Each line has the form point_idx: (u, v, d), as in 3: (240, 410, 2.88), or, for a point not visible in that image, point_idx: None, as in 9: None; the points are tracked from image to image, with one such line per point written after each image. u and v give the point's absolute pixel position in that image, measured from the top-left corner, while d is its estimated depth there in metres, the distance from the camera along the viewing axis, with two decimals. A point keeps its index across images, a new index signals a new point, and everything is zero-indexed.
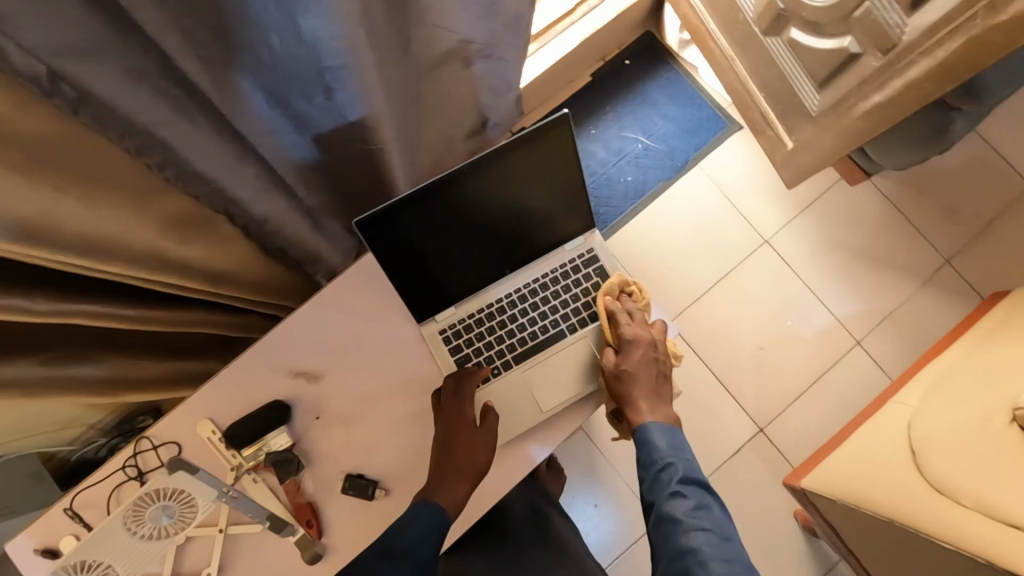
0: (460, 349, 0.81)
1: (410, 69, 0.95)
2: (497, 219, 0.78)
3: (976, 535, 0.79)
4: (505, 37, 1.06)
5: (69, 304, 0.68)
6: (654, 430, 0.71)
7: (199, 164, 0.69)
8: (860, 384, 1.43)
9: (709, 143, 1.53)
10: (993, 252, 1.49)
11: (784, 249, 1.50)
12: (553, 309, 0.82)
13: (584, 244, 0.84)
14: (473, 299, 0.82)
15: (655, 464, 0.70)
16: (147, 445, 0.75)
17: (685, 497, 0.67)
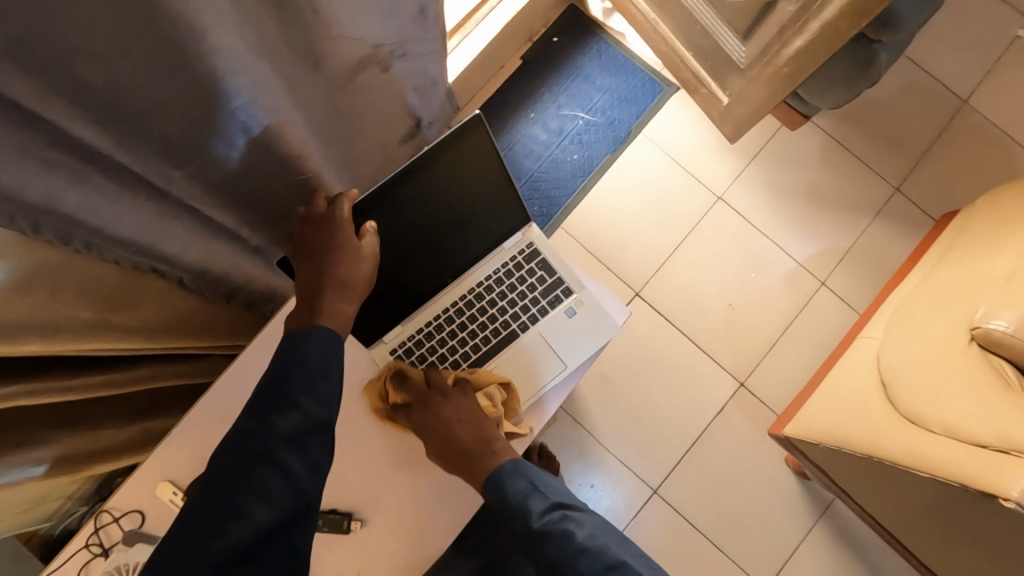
0: (415, 366, 0.82)
1: (325, 83, 0.92)
2: (429, 230, 0.80)
3: (940, 457, 0.79)
4: (418, 35, 1.04)
5: (11, 387, 0.66)
6: (508, 472, 0.71)
7: (111, 226, 0.66)
8: (831, 324, 1.45)
9: (648, 109, 1.52)
10: (938, 173, 1.52)
11: (738, 203, 1.51)
12: (502, 309, 0.84)
13: (522, 240, 0.84)
14: (419, 314, 0.83)
15: (520, 501, 0.70)
16: (108, 518, 0.73)
17: (564, 522, 0.69)
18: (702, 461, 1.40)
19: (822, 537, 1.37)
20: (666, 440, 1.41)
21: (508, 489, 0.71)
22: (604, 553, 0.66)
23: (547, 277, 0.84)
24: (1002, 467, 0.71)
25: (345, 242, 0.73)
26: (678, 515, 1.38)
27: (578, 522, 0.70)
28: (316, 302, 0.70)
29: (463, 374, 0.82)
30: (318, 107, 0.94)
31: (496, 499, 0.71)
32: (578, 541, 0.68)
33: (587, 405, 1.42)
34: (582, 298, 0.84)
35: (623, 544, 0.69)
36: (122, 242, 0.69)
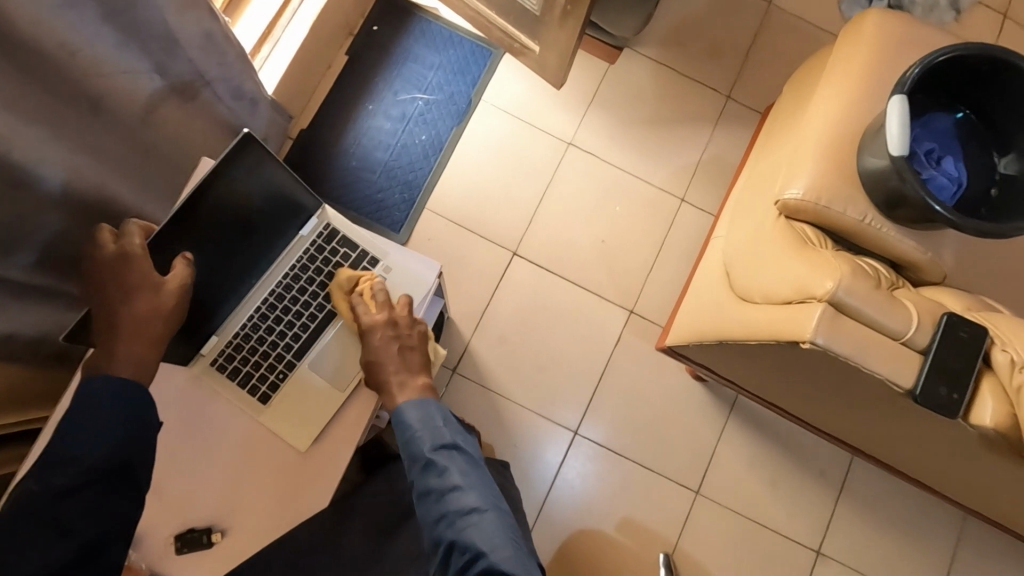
0: (239, 370, 0.82)
1: (128, 129, 0.90)
2: (226, 247, 0.80)
3: (761, 321, 0.85)
4: (217, 61, 1.01)
5: None
6: (409, 410, 0.75)
7: None
8: (698, 235, 1.53)
9: (482, 76, 1.56)
10: (761, 73, 1.62)
11: (588, 144, 1.56)
12: (314, 294, 0.87)
13: (318, 224, 0.88)
14: (231, 321, 0.84)
15: (405, 437, 0.75)
16: None
17: (439, 464, 0.72)
18: (612, 393, 1.47)
19: (735, 430, 1.47)
20: (574, 382, 1.46)
21: (406, 423, 0.75)
22: (459, 499, 0.69)
23: (351, 252, 0.88)
24: (796, 314, 0.77)
25: (145, 279, 0.71)
26: (602, 448, 1.45)
27: (453, 467, 0.72)
28: (111, 350, 0.69)
29: (290, 365, 0.84)
30: (121, 154, 0.90)
31: (398, 429, 0.76)
32: (440, 489, 0.70)
33: (492, 370, 1.46)
34: (389, 264, 0.88)
35: (483, 503, 0.69)
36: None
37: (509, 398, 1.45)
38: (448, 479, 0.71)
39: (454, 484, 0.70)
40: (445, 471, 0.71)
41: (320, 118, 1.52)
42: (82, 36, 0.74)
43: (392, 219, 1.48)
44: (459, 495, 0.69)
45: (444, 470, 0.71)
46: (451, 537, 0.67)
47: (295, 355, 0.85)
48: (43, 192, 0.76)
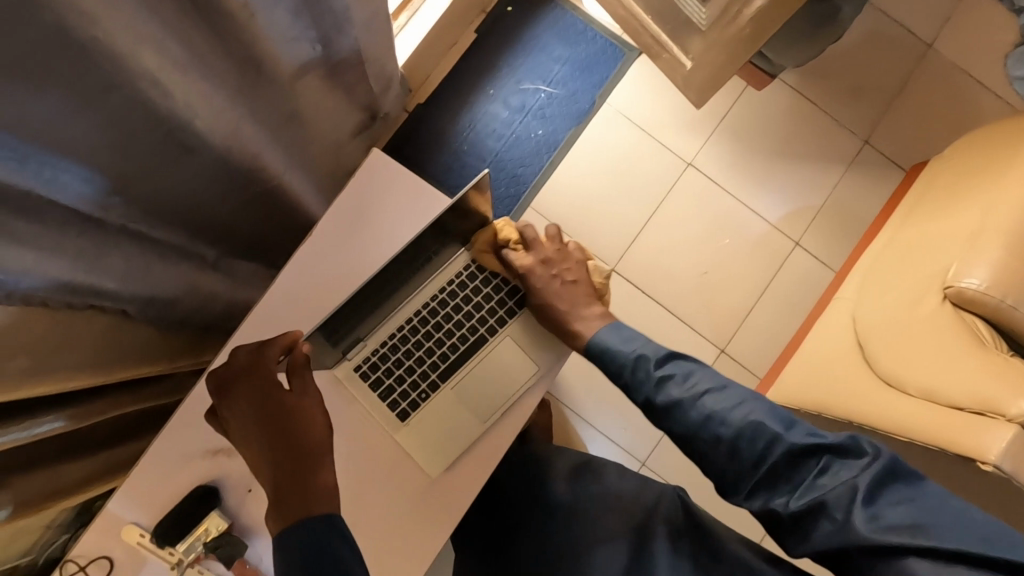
0: (381, 382, 0.77)
1: (277, 92, 0.83)
2: (397, 285, 0.76)
3: (918, 419, 0.80)
4: (370, 36, 0.96)
5: None
6: (603, 334, 0.77)
7: (44, 266, 0.60)
8: (804, 283, 1.45)
9: (611, 77, 1.47)
10: (905, 122, 1.50)
11: (708, 167, 1.48)
12: (468, 313, 0.79)
13: (485, 239, 0.80)
14: (380, 328, 0.78)
15: (628, 362, 0.75)
16: (73, 568, 0.63)
17: (674, 374, 0.73)
18: None
19: None
20: None
21: (611, 351, 0.76)
22: (713, 401, 0.70)
23: (513, 276, 0.80)
24: (976, 428, 0.73)
25: (277, 392, 0.63)
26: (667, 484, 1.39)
27: (684, 378, 0.73)
28: (290, 490, 0.59)
29: (432, 386, 0.77)
30: (273, 120, 0.85)
31: (603, 360, 0.76)
32: (690, 395, 0.71)
33: (571, 384, 1.41)
34: (551, 295, 0.80)
35: (732, 399, 0.70)
36: (52, 282, 0.62)
37: (583, 414, 1.41)
38: (679, 399, 0.71)
39: (692, 401, 0.71)
40: (679, 395, 0.72)
41: (436, 94, 1.46)
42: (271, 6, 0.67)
43: (494, 214, 1.43)
44: (686, 411, 0.71)
45: (674, 427, 0.72)
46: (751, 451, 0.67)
47: (439, 376, 0.78)
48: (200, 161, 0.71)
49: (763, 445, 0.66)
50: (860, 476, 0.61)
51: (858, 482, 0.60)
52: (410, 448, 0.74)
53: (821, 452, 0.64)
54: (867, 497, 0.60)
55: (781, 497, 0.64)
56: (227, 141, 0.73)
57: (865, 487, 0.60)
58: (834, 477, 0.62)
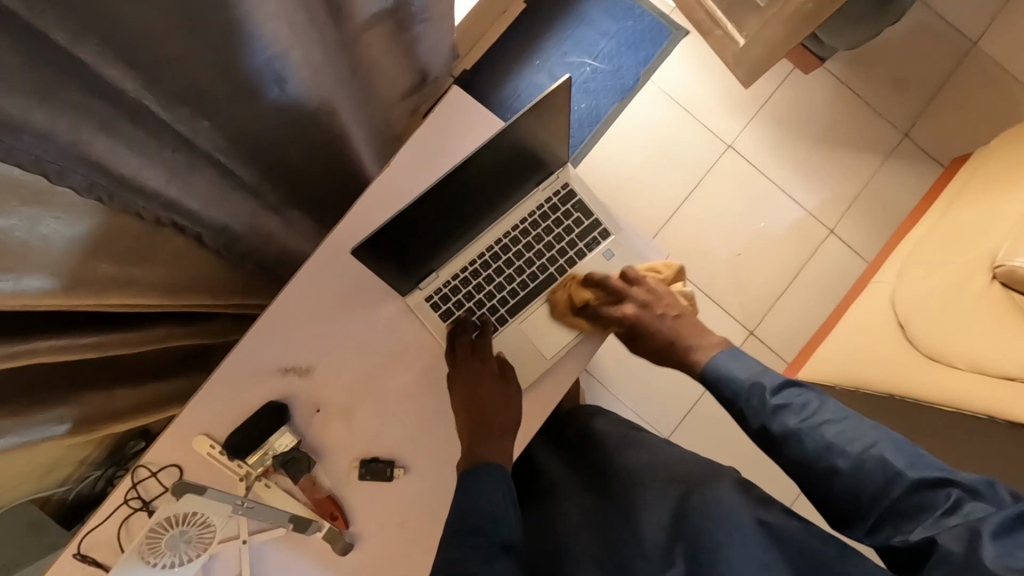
0: (452, 313, 0.75)
1: (353, 37, 0.84)
2: (466, 205, 0.71)
3: (967, 389, 0.82)
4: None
5: (62, 340, 0.66)
6: (723, 360, 0.70)
7: (143, 179, 0.62)
8: (838, 271, 1.45)
9: (656, 55, 1.48)
10: (949, 116, 1.48)
11: (747, 151, 1.49)
12: (539, 253, 0.78)
13: (559, 179, 0.79)
14: (453, 260, 0.77)
15: (743, 388, 0.67)
16: (146, 473, 0.67)
17: (792, 403, 0.65)
18: (713, 410, 1.42)
19: None
20: (677, 390, 1.42)
21: (729, 376, 0.68)
22: (836, 431, 0.61)
23: (584, 220, 0.78)
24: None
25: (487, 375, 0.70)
26: None
27: (803, 409, 0.64)
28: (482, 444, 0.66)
29: (501, 321, 0.77)
30: (347, 65, 0.86)
31: (717, 384, 0.69)
32: (808, 425, 0.62)
33: (600, 356, 1.43)
34: (619, 241, 0.79)
35: (861, 431, 0.61)
36: (150, 195, 0.64)
37: (609, 387, 1.42)
38: (803, 426, 0.62)
39: (820, 426, 0.62)
40: (808, 420, 0.63)
41: (483, 62, 1.47)
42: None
43: None
44: (803, 440, 0.62)
45: (793, 421, 0.63)
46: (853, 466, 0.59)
47: (508, 311, 0.77)
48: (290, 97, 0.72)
49: (883, 480, 0.57)
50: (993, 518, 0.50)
51: (980, 523, 0.50)
52: None
53: (954, 488, 0.55)
54: (996, 536, 0.49)
55: (913, 531, 0.55)
56: (313, 80, 0.74)
57: (992, 526, 0.50)
58: (966, 520, 0.52)
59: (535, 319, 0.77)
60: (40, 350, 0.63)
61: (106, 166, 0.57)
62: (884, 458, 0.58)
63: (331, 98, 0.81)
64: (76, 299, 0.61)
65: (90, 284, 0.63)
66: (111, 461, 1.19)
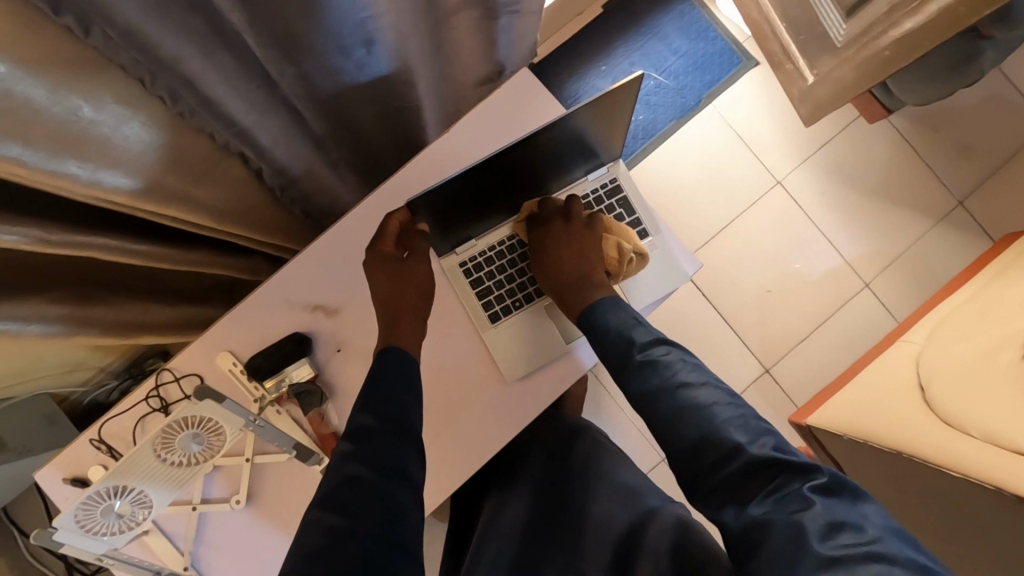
0: (481, 282, 0.79)
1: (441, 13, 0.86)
2: (536, 172, 0.75)
3: (978, 459, 0.80)
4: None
5: (119, 240, 0.70)
6: (606, 305, 0.72)
7: (225, 103, 0.65)
8: (866, 325, 1.44)
9: (722, 80, 1.48)
10: (1008, 191, 1.45)
11: (796, 190, 1.48)
12: None
13: (606, 175, 0.81)
14: (494, 232, 0.81)
15: (616, 332, 0.69)
16: (169, 376, 0.71)
17: (663, 360, 0.66)
18: None
19: None
20: None
21: (604, 313, 0.71)
22: (693, 393, 0.62)
23: (624, 217, 0.80)
24: None
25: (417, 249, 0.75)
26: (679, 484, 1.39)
27: (682, 361, 0.66)
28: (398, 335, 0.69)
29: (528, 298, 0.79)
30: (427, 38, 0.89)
31: (590, 313, 0.72)
32: (669, 381, 0.64)
33: None
34: (657, 243, 0.79)
35: (719, 385, 0.63)
36: (230, 121, 0.68)
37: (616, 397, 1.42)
38: (681, 380, 0.64)
39: (687, 381, 0.64)
40: (671, 377, 0.64)
41: (552, 59, 1.49)
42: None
43: None
44: (661, 398, 0.63)
45: (671, 372, 0.65)
46: (697, 428, 0.60)
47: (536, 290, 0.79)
48: (371, 57, 0.75)
49: (724, 451, 0.58)
50: (814, 504, 0.52)
51: (812, 503, 0.52)
52: (499, 346, 0.76)
53: (782, 470, 0.55)
54: (817, 502, 0.52)
55: (750, 504, 0.55)
56: (397, 42, 0.77)
57: (815, 504, 0.52)
58: (786, 500, 0.53)
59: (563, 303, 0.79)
60: (97, 245, 0.67)
61: (197, 85, 0.61)
62: (723, 426, 0.59)
63: (409, 62, 0.83)
64: (141, 203, 0.65)
65: (158, 190, 0.67)
66: (130, 372, 1.21)
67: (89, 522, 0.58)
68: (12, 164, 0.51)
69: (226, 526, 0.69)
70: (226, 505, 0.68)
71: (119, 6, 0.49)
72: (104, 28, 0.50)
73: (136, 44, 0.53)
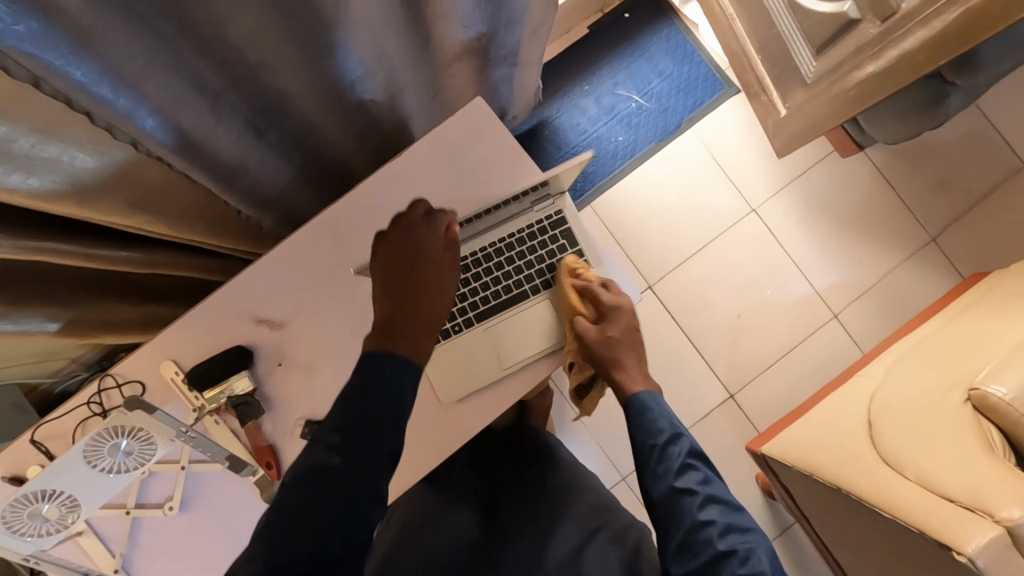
0: None
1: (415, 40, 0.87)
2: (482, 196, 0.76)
3: (910, 502, 0.82)
4: (532, 47, 1.01)
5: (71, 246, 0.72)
6: (650, 406, 0.72)
7: (186, 137, 0.65)
8: (832, 356, 1.45)
9: (702, 106, 1.50)
10: (980, 231, 1.46)
11: (771, 218, 1.49)
12: (517, 270, 0.80)
13: (551, 207, 0.81)
14: None
15: (662, 439, 0.70)
16: (112, 382, 0.72)
17: (695, 472, 0.68)
18: None
19: None
20: None
21: (649, 419, 0.72)
22: (719, 511, 0.66)
23: (568, 247, 0.80)
24: (962, 520, 0.75)
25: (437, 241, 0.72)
26: (638, 503, 1.40)
27: (704, 481, 0.68)
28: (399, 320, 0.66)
29: (467, 324, 0.79)
30: None
31: (636, 426, 0.72)
32: (701, 497, 0.66)
33: (580, 382, 1.44)
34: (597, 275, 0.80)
35: (740, 521, 0.66)
36: (196, 157, 0.68)
37: (581, 414, 1.43)
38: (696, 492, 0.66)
39: (710, 502, 0.66)
40: (703, 494, 0.67)
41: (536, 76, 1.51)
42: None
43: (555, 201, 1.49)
44: (688, 508, 0.66)
45: (688, 488, 0.67)
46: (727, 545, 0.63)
47: (476, 316, 0.79)
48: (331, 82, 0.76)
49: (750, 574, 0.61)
50: None
51: None
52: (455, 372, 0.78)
53: None
54: None
55: None
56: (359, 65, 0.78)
57: None
58: None
59: (502, 327, 0.79)
60: (47, 250, 0.68)
61: (154, 125, 0.61)
62: (750, 560, 0.62)
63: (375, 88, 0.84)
64: (92, 214, 0.67)
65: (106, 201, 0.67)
66: (98, 366, 1.23)
67: (16, 524, 0.60)
68: None
69: (159, 531, 0.71)
70: (159, 510, 0.70)
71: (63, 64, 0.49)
72: (56, 85, 0.50)
73: (90, 94, 0.53)
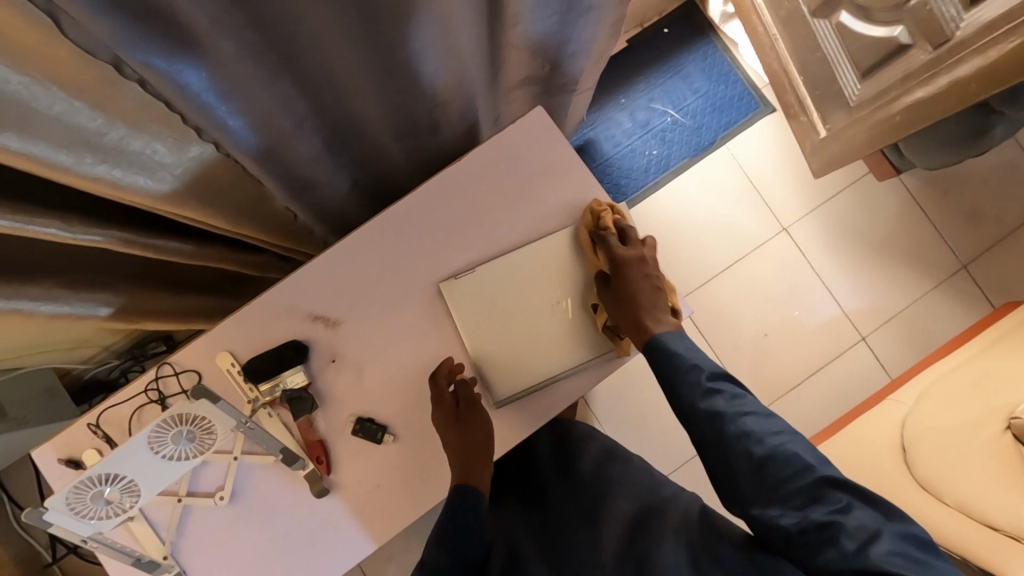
0: None
1: None
2: None
3: (952, 530, 0.86)
4: (591, 72, 1.01)
5: (136, 236, 0.73)
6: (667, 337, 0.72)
7: (265, 145, 0.66)
8: (858, 379, 1.45)
9: (737, 124, 1.51)
10: (1010, 260, 1.46)
11: (801, 239, 1.49)
12: None
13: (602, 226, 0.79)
14: None
15: (684, 366, 0.71)
16: (169, 370, 0.74)
17: (722, 390, 0.70)
18: None
19: None
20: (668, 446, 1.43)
21: (668, 349, 0.71)
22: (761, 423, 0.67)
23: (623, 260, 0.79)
24: (1004, 551, 0.78)
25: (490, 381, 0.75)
26: None
27: (731, 397, 0.69)
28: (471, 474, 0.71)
29: None
30: None
31: (652, 353, 0.72)
32: (732, 411, 0.68)
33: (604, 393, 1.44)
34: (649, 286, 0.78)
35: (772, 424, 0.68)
36: (268, 161, 0.69)
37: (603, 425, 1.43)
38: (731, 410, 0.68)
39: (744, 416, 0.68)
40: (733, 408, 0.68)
41: None
42: (529, 7, 0.74)
43: None
44: (725, 424, 0.67)
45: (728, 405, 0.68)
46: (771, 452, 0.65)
47: None
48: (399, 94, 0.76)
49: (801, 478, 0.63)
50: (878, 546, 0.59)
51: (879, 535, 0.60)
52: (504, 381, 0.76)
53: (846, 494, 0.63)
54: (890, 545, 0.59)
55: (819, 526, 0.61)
56: None
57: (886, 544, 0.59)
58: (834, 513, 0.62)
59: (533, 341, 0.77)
60: (115, 238, 0.70)
61: (237, 133, 0.62)
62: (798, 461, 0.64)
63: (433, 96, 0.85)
64: (163, 205, 0.68)
65: (175, 194, 0.69)
66: (132, 354, 1.25)
67: (78, 506, 0.60)
68: (45, 166, 0.53)
69: (208, 520, 0.73)
70: (210, 500, 0.72)
71: (174, 74, 0.50)
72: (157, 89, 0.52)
73: (191, 101, 0.54)
